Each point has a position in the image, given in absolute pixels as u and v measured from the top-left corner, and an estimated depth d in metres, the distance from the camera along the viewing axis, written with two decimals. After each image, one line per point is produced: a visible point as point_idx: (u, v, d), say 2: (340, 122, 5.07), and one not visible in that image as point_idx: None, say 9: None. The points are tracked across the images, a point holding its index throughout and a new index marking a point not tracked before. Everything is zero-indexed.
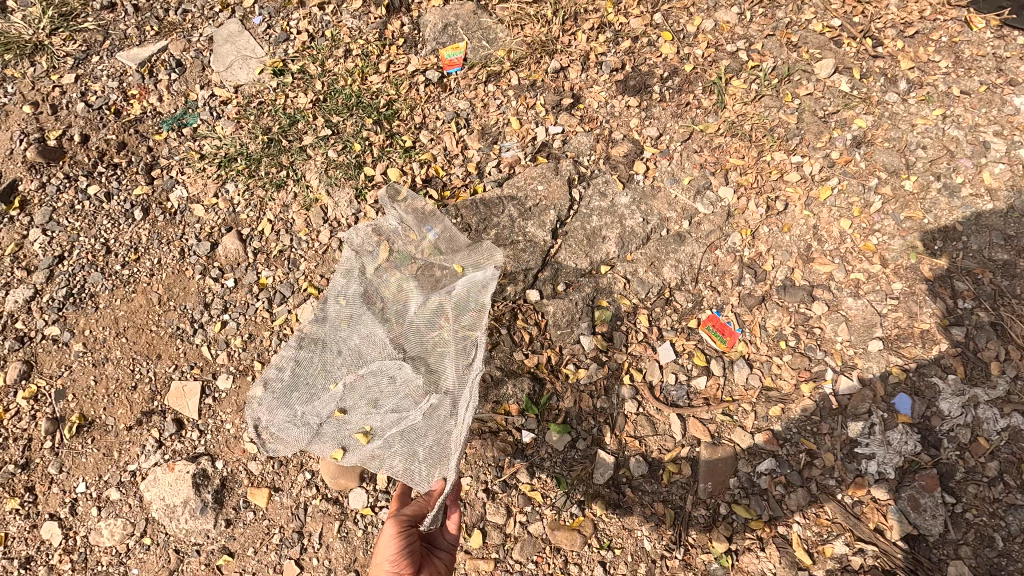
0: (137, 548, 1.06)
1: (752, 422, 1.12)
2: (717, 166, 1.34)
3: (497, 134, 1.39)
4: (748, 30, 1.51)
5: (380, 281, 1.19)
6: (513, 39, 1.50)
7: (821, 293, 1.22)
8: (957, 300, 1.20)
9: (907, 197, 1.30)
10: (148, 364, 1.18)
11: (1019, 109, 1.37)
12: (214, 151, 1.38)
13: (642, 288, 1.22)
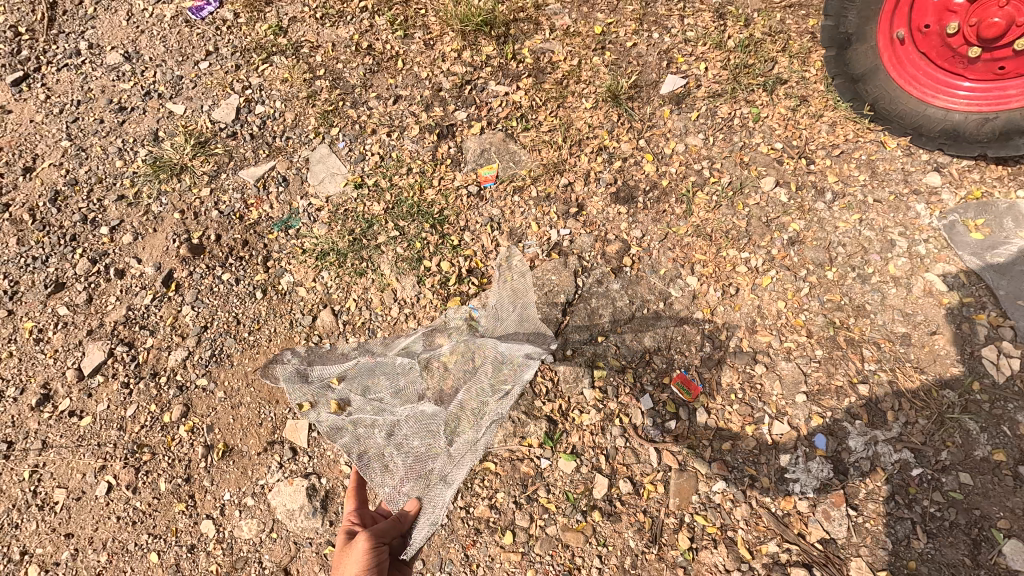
0: (267, 541, 1.48)
1: (711, 454, 1.53)
2: (685, 260, 1.80)
3: (522, 234, 1.87)
4: (710, 153, 2.00)
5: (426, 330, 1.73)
6: (533, 160, 2.00)
7: (763, 357, 1.64)
8: (862, 362, 1.63)
9: (828, 284, 1.75)
10: (270, 407, 1.63)
11: (917, 214, 1.88)
12: (312, 247, 1.87)
13: (629, 352, 1.65)
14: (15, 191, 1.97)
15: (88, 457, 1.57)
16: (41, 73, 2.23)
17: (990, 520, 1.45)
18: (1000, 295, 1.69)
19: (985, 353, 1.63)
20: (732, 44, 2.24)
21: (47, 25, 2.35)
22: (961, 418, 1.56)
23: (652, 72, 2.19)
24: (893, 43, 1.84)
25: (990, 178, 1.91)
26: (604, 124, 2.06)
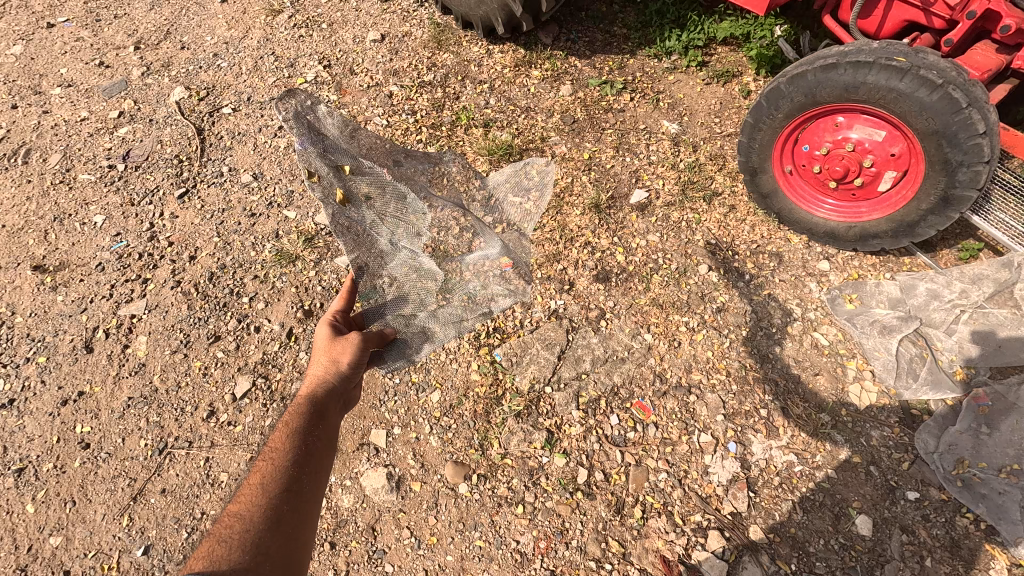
0: (360, 508, 2.23)
1: (658, 454, 2.27)
2: (645, 322, 2.59)
3: (530, 303, 2.68)
4: (665, 246, 2.83)
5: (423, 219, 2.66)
6: (538, 252, 2.85)
7: (696, 390, 2.40)
8: (764, 393, 2.38)
9: (743, 338, 2.53)
10: (360, 420, 2.41)
11: (811, 290, 2.66)
12: None
13: (604, 386, 2.42)
14: (183, 272, 2.87)
15: (242, 451, 2.35)
16: (197, 189, 3.18)
17: (849, 502, 2.14)
18: (863, 348, 2.47)
19: (851, 388, 2.39)
20: (683, 166, 3.11)
21: (199, 154, 3.32)
22: (831, 433, 2.28)
23: (624, 187, 3.06)
24: (784, 174, 2.71)
25: (865, 265, 2.73)
26: (589, 225, 2.91)
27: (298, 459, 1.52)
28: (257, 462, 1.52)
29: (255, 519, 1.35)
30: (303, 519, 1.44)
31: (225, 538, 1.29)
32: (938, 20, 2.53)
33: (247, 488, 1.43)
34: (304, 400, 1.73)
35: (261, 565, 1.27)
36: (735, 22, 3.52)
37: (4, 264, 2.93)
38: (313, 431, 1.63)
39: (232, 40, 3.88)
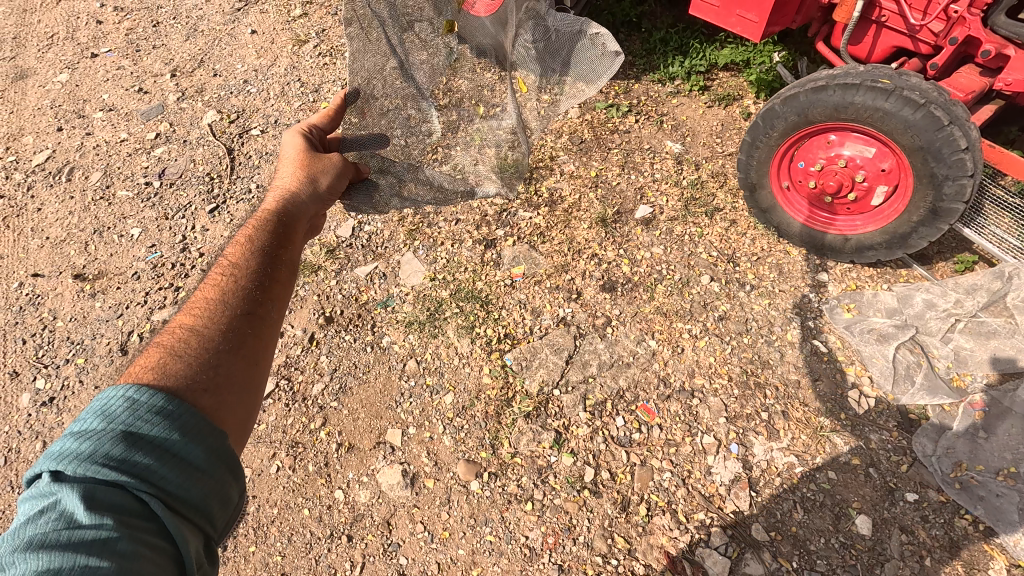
0: (376, 503, 2.34)
1: (662, 455, 2.36)
2: (649, 329, 2.71)
3: (540, 311, 2.80)
4: (668, 258, 2.95)
5: None
6: (548, 262, 2.97)
7: (699, 394, 2.51)
8: (765, 397, 2.47)
9: (745, 345, 2.63)
10: (377, 420, 2.53)
11: (810, 300, 2.77)
12: (402, 318, 2.81)
13: (610, 390, 2.53)
14: None
15: (265, 449, 2.50)
16: (227, 204, 3.38)
17: (848, 502, 2.20)
18: (861, 355, 2.56)
19: (850, 394, 2.47)
20: (686, 183, 3.26)
21: (229, 172, 3.53)
22: (831, 435, 2.35)
23: (630, 202, 3.20)
24: (782, 189, 2.88)
25: (863, 276, 2.84)
26: (596, 238, 3.05)
27: (260, 280, 1.41)
28: (211, 277, 1.40)
29: (211, 333, 1.25)
30: (265, 339, 1.33)
31: (177, 348, 1.20)
32: (926, 46, 2.70)
33: (199, 303, 1.32)
34: (266, 220, 1.60)
35: (217, 377, 1.18)
36: (735, 49, 3.72)
37: (47, 272, 3.13)
38: (275, 249, 1.52)
39: (261, 68, 4.13)
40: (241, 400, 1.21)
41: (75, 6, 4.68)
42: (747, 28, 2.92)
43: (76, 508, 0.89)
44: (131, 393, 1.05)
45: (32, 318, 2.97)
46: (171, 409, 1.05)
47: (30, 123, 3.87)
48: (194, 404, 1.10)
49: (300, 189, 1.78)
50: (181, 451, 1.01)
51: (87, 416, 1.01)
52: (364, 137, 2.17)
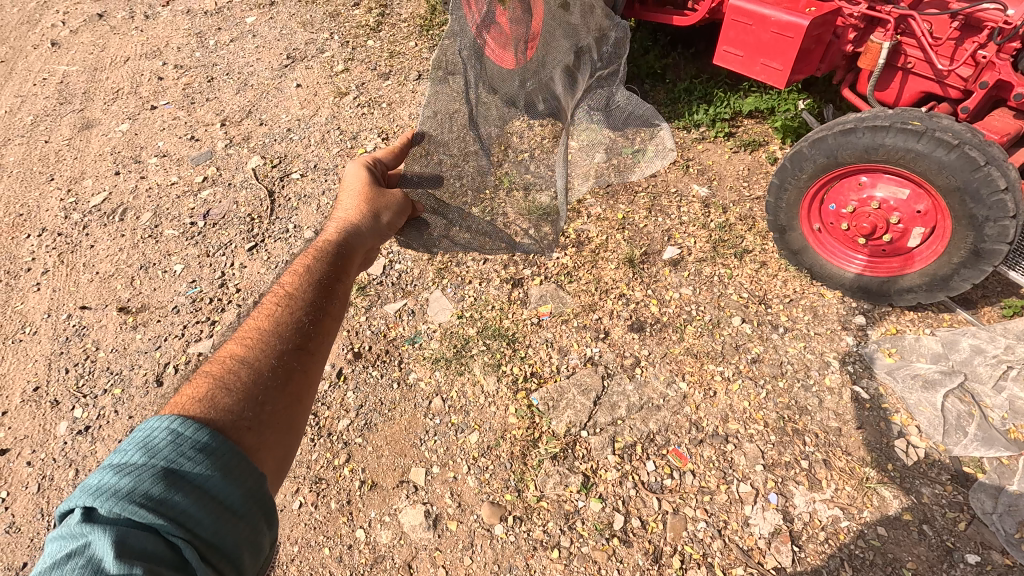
0: (397, 545, 2.27)
1: (696, 503, 2.25)
2: (679, 370, 2.65)
3: (567, 350, 2.77)
4: (698, 299, 2.92)
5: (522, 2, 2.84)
6: (575, 302, 2.96)
7: (733, 439, 2.41)
8: (804, 445, 2.36)
9: (780, 390, 2.54)
10: (401, 457, 2.50)
11: (848, 343, 2.67)
12: (429, 354, 2.82)
13: (640, 433, 2.46)
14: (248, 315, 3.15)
15: (289, 483, 2.48)
16: (265, 243, 3.52)
17: (902, 562, 2.04)
18: (907, 403, 2.44)
19: (898, 444, 2.33)
20: (713, 226, 3.26)
21: (269, 213, 3.69)
22: (878, 488, 2.21)
23: (657, 243, 3.21)
24: (813, 231, 2.85)
25: (904, 320, 2.75)
26: (624, 278, 3.04)
27: (310, 318, 1.53)
28: (263, 312, 1.51)
29: (262, 370, 1.34)
30: (309, 377, 1.43)
31: (227, 379, 1.28)
32: (955, 91, 2.72)
33: (251, 336, 1.42)
34: (320, 259, 1.74)
35: (260, 413, 1.26)
36: (760, 97, 3.80)
37: (93, 305, 3.28)
38: (326, 286, 1.65)
39: (304, 118, 4.40)
40: (281, 440, 1.28)
41: (140, 64, 5.11)
42: (771, 76, 2.98)
43: (106, 553, 0.87)
44: (176, 426, 1.10)
45: (76, 348, 3.09)
46: (214, 445, 1.11)
47: (91, 167, 4.16)
48: (238, 442, 1.18)
49: (362, 221, 2.04)
50: (220, 493, 1.05)
51: (130, 448, 1.05)
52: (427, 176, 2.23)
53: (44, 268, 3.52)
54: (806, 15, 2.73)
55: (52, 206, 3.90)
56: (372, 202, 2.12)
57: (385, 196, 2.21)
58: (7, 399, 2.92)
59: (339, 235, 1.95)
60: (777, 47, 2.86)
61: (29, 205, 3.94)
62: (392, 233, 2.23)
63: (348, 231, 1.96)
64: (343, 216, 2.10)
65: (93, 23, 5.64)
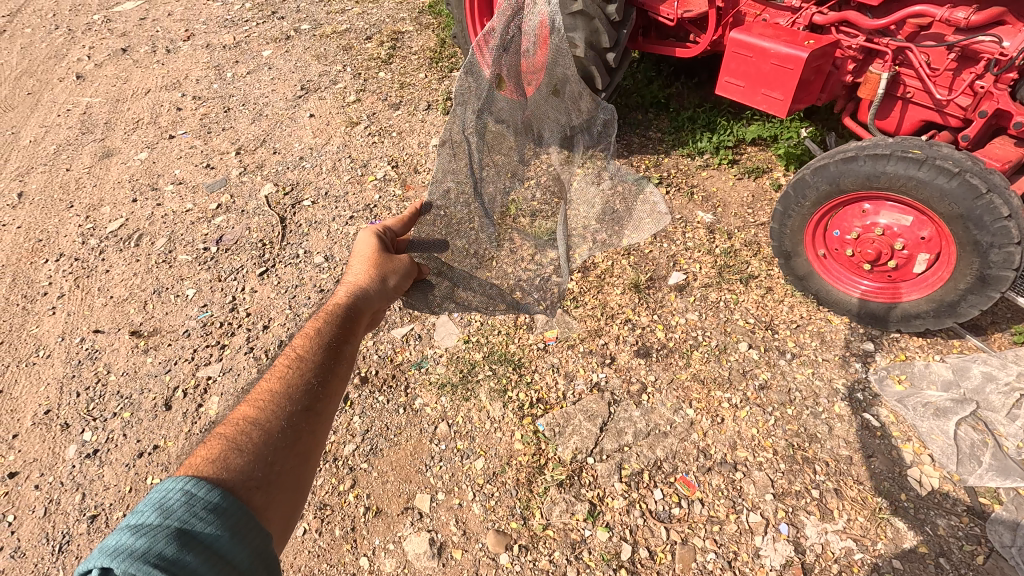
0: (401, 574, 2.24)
1: (705, 533, 2.22)
2: (686, 397, 2.63)
3: (573, 375, 2.77)
4: (704, 324, 2.92)
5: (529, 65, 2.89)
6: (581, 327, 2.97)
7: (742, 467, 2.38)
8: (815, 473, 2.32)
9: (789, 417, 2.51)
10: (406, 483, 2.48)
11: (857, 370, 2.66)
12: (436, 379, 2.82)
13: (647, 459, 2.43)
14: (257, 339, 3.19)
15: None
16: (275, 268, 3.58)
17: None
18: (918, 430, 2.40)
19: (911, 473, 2.30)
20: (719, 251, 3.28)
21: (280, 239, 3.76)
22: (892, 519, 2.17)
23: (663, 269, 3.23)
24: (818, 257, 2.86)
25: (912, 347, 2.73)
26: (629, 303, 3.06)
27: (320, 378, 1.56)
28: (275, 370, 1.55)
29: (272, 431, 1.39)
30: (317, 435, 1.47)
31: (239, 441, 1.33)
32: (955, 119, 2.76)
33: (263, 397, 1.46)
34: (331, 317, 1.74)
35: (269, 473, 1.31)
36: (762, 125, 3.87)
37: (107, 329, 3.33)
38: (336, 345, 1.67)
39: (316, 146, 4.52)
40: (289, 498, 1.33)
41: (160, 95, 5.30)
42: (772, 105, 3.04)
43: None
44: (190, 487, 1.15)
45: (88, 372, 3.13)
46: (224, 505, 1.17)
47: (109, 195, 4.27)
48: (248, 502, 1.23)
49: (370, 285, 1.92)
50: (229, 553, 1.10)
51: (146, 508, 1.09)
52: (432, 241, 2.38)
53: (59, 292, 3.59)
54: (804, 47, 2.81)
55: (71, 232, 4.00)
56: (381, 268, 1.99)
57: (393, 261, 2.07)
58: (18, 422, 2.95)
59: (346, 298, 1.85)
60: (778, 77, 2.93)
61: (48, 230, 4.04)
62: (398, 297, 2.08)
63: (357, 294, 1.85)
64: (351, 279, 1.94)
65: (117, 57, 5.87)
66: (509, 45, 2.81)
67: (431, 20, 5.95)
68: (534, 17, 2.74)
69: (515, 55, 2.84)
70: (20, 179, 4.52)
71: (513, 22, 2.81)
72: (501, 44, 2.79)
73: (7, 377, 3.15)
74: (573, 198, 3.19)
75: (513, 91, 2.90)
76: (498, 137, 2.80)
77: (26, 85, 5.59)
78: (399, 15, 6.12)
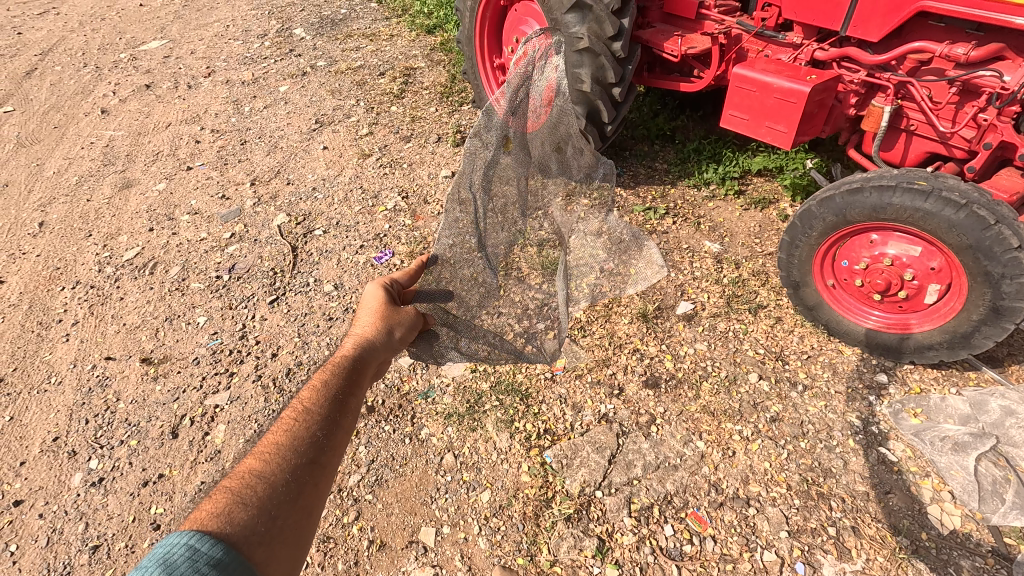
0: None
1: (718, 572, 2.15)
2: (696, 429, 2.59)
3: (580, 406, 2.74)
4: (713, 354, 2.90)
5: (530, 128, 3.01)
6: (589, 356, 2.96)
7: (755, 503, 2.32)
8: (831, 510, 2.26)
9: (802, 450, 2.46)
10: (411, 516, 2.44)
11: (871, 403, 2.61)
12: (442, 409, 2.80)
13: (657, 494, 2.38)
14: (265, 367, 3.20)
15: None
16: (286, 296, 3.63)
17: None
18: (937, 466, 2.34)
19: (931, 511, 2.22)
20: (726, 281, 3.28)
21: (292, 268, 3.82)
22: (912, 559, 2.09)
23: (670, 298, 3.22)
24: (827, 287, 2.85)
25: (927, 379, 2.69)
26: (637, 333, 3.04)
27: (325, 429, 1.56)
28: (282, 422, 1.56)
29: (277, 485, 1.39)
30: (320, 490, 1.47)
31: (243, 495, 1.33)
32: (959, 151, 2.78)
33: (268, 449, 1.47)
34: (338, 368, 1.74)
35: (272, 528, 1.31)
36: (768, 156, 3.92)
37: (118, 356, 3.37)
38: (342, 397, 1.66)
39: (328, 178, 4.62)
40: (290, 554, 1.32)
41: (180, 129, 5.48)
42: (777, 137, 3.07)
43: None
44: (193, 542, 1.14)
45: (97, 399, 3.14)
46: (226, 560, 1.17)
47: (127, 224, 4.38)
48: (250, 557, 1.23)
49: (376, 337, 1.93)
50: None
51: (149, 564, 1.07)
52: (438, 293, 2.32)
53: (74, 320, 3.65)
54: (807, 82, 2.87)
55: (88, 260, 4.09)
56: (388, 319, 2.01)
57: (399, 313, 2.09)
58: (26, 449, 2.95)
59: (353, 350, 1.85)
60: (781, 111, 2.98)
61: (66, 258, 4.13)
62: (403, 348, 2.09)
63: (364, 346, 1.85)
64: (358, 330, 1.97)
65: (141, 93, 6.12)
66: (516, 108, 2.88)
67: (442, 57, 6.16)
68: (541, 84, 3.06)
69: (522, 118, 2.93)
70: (42, 209, 4.66)
71: (523, 89, 2.93)
72: (510, 108, 2.83)
73: (18, 404, 3.18)
74: (580, 229, 3.23)
75: (518, 150, 2.91)
76: (507, 169, 2.84)
77: (53, 119, 5.82)
78: (411, 52, 6.35)
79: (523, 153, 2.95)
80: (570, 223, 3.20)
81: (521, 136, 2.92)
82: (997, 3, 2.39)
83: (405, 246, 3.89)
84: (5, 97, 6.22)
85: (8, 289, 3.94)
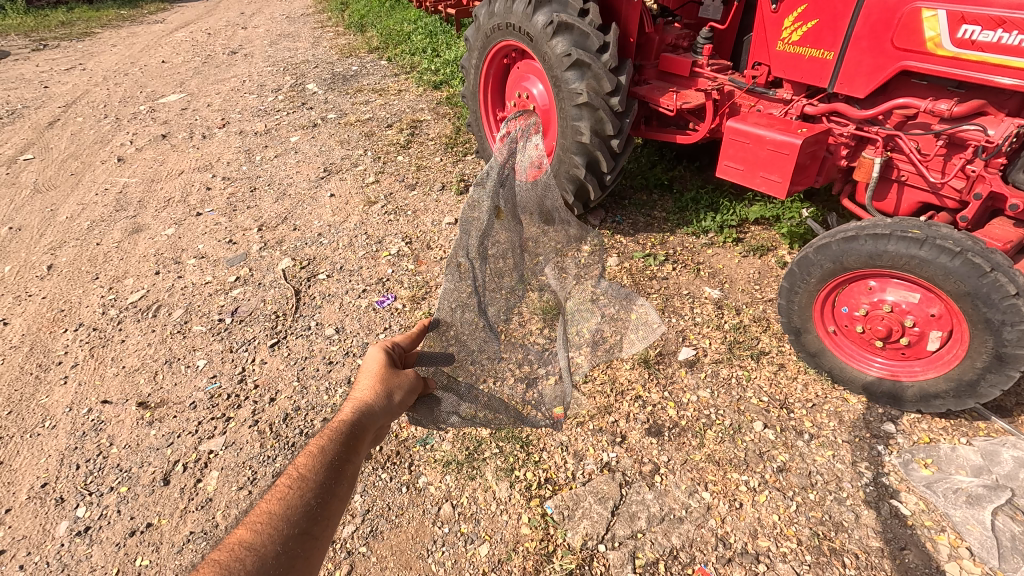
0: None
1: None
2: (701, 479, 2.52)
3: (582, 454, 2.68)
4: (716, 402, 2.86)
5: (523, 197, 3.09)
6: (590, 403, 2.92)
7: (765, 559, 2.23)
8: (844, 567, 2.16)
9: (811, 503, 2.38)
10: (406, 570, 2.33)
11: (880, 453, 2.56)
12: (441, 457, 2.74)
13: (661, 548, 2.29)
14: (262, 412, 3.16)
15: None
16: (286, 339, 3.63)
17: None
18: (952, 520, 2.25)
19: (949, 568, 2.13)
20: (728, 327, 3.27)
21: (294, 311, 3.84)
22: None
23: (672, 344, 3.21)
24: (829, 333, 2.85)
25: (936, 428, 2.65)
26: (639, 379, 3.02)
27: (319, 498, 1.53)
28: (276, 490, 1.52)
29: (265, 559, 1.35)
30: (312, 563, 1.43)
31: (231, 569, 1.30)
32: (951, 202, 2.86)
33: (261, 518, 1.43)
34: (336, 433, 1.69)
35: None
36: (764, 206, 4.02)
37: (115, 400, 3.33)
38: (340, 463, 1.62)
39: (334, 224, 4.72)
40: None
41: (192, 177, 5.65)
42: (772, 187, 3.15)
43: None
44: None
45: (90, 444, 3.09)
46: None
47: (134, 268, 4.43)
48: None
49: (376, 401, 1.86)
50: None
51: None
52: (439, 354, 2.26)
53: (74, 362, 3.64)
54: (798, 135, 2.97)
55: (92, 303, 4.12)
56: (387, 382, 1.94)
57: (399, 375, 2.02)
58: (12, 495, 2.87)
59: (351, 414, 1.79)
60: (774, 162, 3.07)
61: (71, 301, 4.17)
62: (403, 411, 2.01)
63: (364, 411, 1.80)
64: (356, 392, 1.90)
65: (157, 143, 6.35)
66: (507, 179, 3.00)
67: (448, 111, 6.43)
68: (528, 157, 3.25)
69: (512, 188, 3.01)
70: (52, 253, 4.73)
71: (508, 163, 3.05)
72: (501, 178, 2.93)
73: (9, 449, 3.11)
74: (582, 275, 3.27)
75: (511, 219, 2.94)
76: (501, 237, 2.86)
77: (71, 166, 6.02)
78: (418, 105, 6.63)
79: (517, 221, 3.00)
80: (571, 269, 3.26)
81: (513, 207, 2.96)
82: (976, 63, 2.50)
83: (407, 290, 3.93)
84: (26, 146, 6.46)
85: (11, 331, 3.95)
